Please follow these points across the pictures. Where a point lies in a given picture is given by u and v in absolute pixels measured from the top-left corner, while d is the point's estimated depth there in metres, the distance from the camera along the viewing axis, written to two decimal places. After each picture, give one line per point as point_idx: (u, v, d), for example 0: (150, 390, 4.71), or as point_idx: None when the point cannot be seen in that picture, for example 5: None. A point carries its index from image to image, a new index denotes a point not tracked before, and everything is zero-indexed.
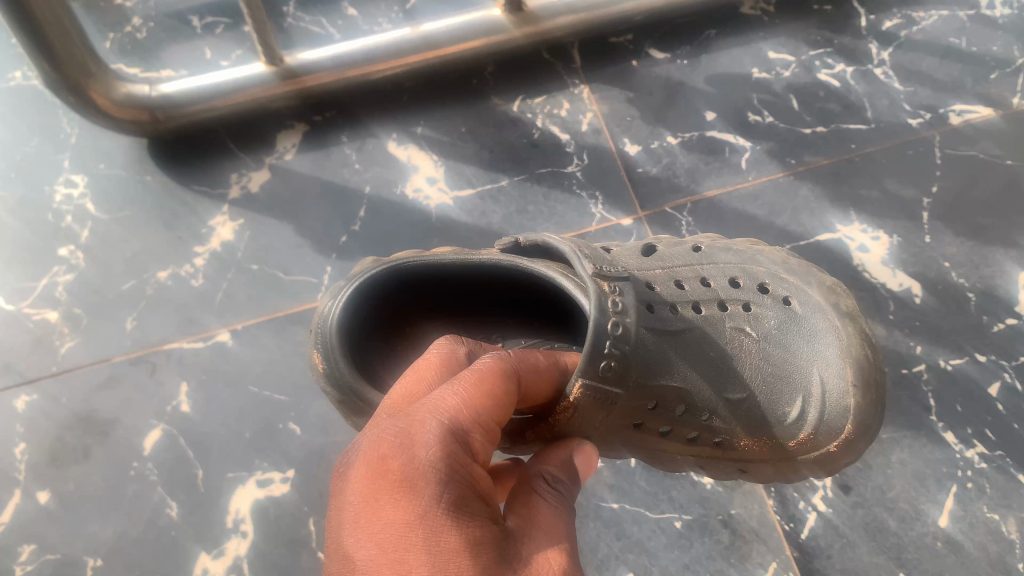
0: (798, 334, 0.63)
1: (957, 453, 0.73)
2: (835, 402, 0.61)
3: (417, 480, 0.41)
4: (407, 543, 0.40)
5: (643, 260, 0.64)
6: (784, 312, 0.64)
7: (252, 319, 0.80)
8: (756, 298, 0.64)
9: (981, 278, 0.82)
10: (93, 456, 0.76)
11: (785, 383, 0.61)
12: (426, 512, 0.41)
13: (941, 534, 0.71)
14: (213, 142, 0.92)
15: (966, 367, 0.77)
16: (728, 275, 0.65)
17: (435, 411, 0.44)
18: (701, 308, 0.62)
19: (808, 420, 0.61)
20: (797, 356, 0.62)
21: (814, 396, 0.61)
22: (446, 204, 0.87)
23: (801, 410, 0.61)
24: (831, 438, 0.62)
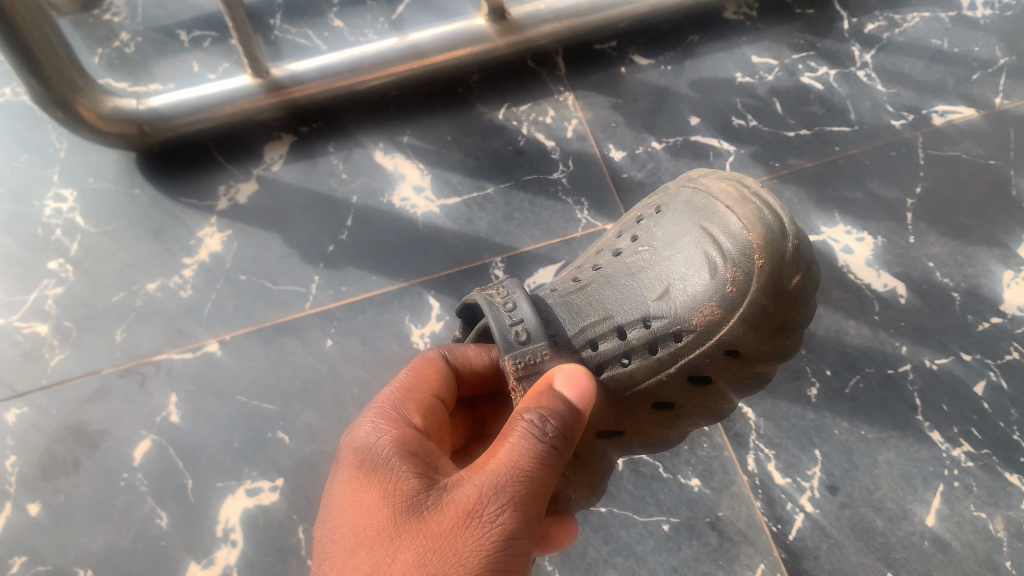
0: (666, 220, 0.59)
1: (943, 452, 0.74)
2: (723, 231, 0.54)
3: (367, 454, 0.49)
4: (358, 504, 0.47)
5: (562, 267, 0.68)
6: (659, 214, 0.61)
7: (241, 329, 0.81)
8: (635, 223, 0.63)
9: (965, 277, 0.82)
10: (83, 467, 0.76)
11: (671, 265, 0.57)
12: (367, 474, 0.48)
13: (929, 533, 0.71)
14: (202, 154, 0.92)
15: (952, 366, 0.77)
16: (623, 228, 0.65)
17: (382, 404, 0.53)
18: (598, 263, 0.63)
19: (711, 264, 0.54)
20: (670, 239, 0.58)
21: (702, 244, 0.55)
22: (432, 212, 0.88)
23: (698, 266, 0.55)
24: (747, 259, 0.52)
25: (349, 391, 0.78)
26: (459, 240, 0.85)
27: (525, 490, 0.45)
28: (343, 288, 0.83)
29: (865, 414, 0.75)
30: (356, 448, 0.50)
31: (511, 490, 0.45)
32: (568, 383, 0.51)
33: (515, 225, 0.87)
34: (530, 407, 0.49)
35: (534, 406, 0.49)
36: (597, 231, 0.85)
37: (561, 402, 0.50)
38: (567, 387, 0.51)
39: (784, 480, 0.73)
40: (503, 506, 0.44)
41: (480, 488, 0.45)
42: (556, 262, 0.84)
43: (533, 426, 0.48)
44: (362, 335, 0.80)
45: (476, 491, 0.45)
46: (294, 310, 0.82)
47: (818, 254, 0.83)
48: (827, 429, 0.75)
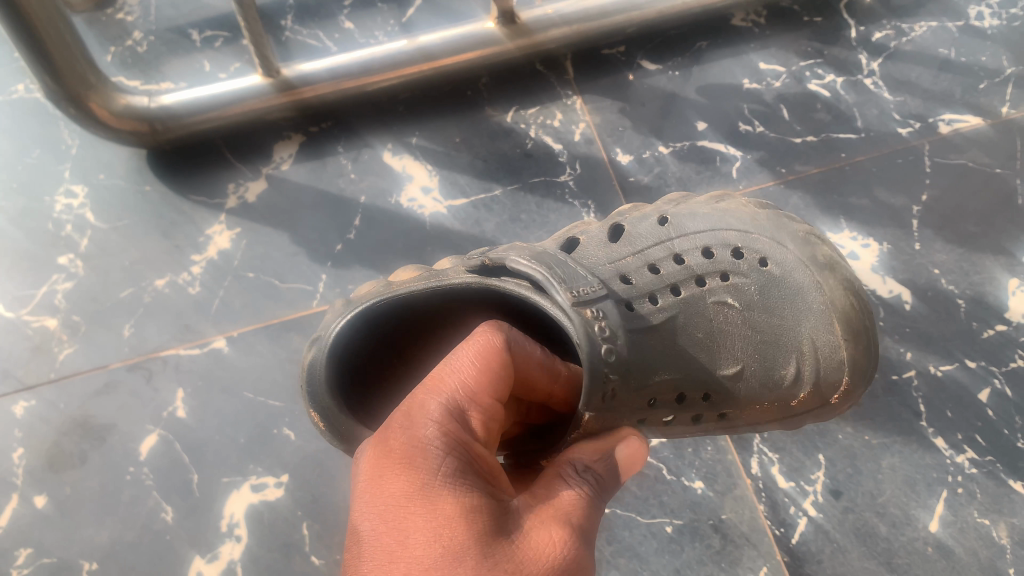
0: (779, 295, 0.65)
1: (947, 458, 0.74)
2: (827, 356, 0.66)
3: (416, 454, 0.44)
4: (406, 512, 0.42)
5: (610, 249, 0.66)
6: (762, 276, 0.66)
7: (248, 326, 0.81)
8: (732, 266, 0.66)
9: (971, 284, 0.82)
10: (90, 461, 0.77)
11: (776, 347, 0.65)
12: (427, 483, 0.43)
13: (932, 539, 0.71)
14: (212, 153, 0.93)
15: (956, 373, 0.77)
16: (700, 246, 0.66)
17: (436, 392, 0.46)
18: (679, 291, 0.64)
19: (806, 376, 0.65)
20: (783, 320, 0.65)
21: (806, 354, 0.65)
22: (440, 212, 0.88)
23: (797, 369, 0.65)
24: (831, 390, 0.66)
25: None
26: (466, 241, 0.86)
27: (587, 542, 0.46)
28: (350, 287, 0.83)
29: (869, 420, 0.75)
30: (417, 443, 0.44)
31: (580, 538, 0.45)
32: (626, 453, 0.54)
33: (522, 226, 0.87)
34: (579, 454, 0.51)
35: (587, 460, 0.51)
36: None
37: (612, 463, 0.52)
38: (621, 453, 0.53)
39: (788, 484, 0.73)
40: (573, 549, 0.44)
41: (557, 527, 0.44)
42: None
43: (587, 480, 0.49)
44: None
45: (553, 527, 0.44)
46: (300, 308, 0.82)
47: None
48: (831, 434, 0.75)
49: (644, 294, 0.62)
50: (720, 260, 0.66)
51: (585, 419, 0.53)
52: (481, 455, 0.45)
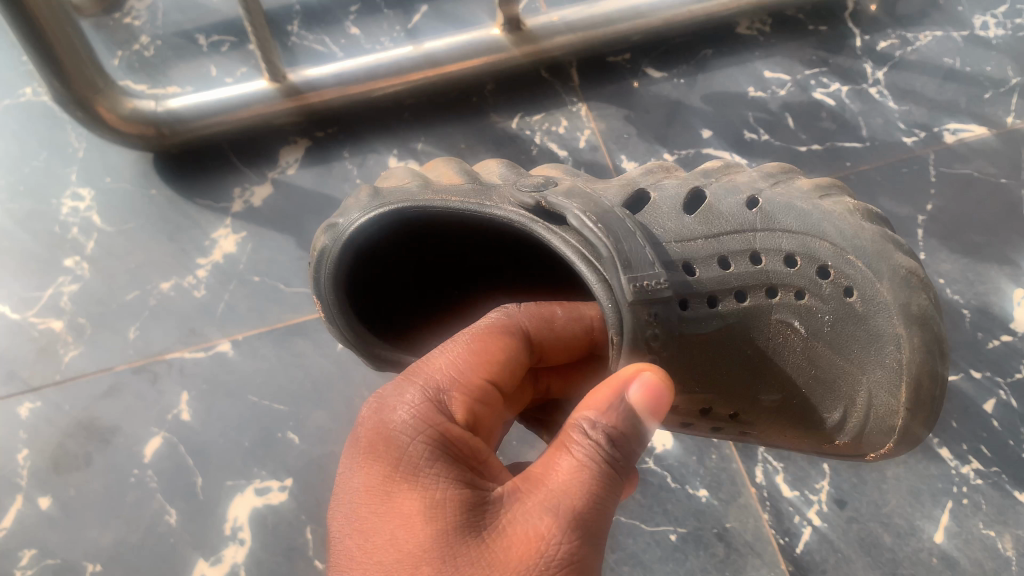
0: (854, 327, 0.58)
1: (952, 469, 0.73)
2: (879, 412, 0.58)
3: (402, 454, 0.47)
4: (393, 524, 0.45)
5: (683, 226, 0.59)
6: (841, 306, 0.58)
7: (253, 330, 0.82)
8: (812, 284, 0.58)
9: (975, 294, 0.82)
10: (94, 463, 0.77)
11: (827, 386, 0.58)
12: (412, 494, 0.45)
13: (936, 550, 0.71)
14: (218, 157, 0.93)
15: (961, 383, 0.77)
16: (785, 251, 0.59)
17: (428, 373, 0.53)
18: (745, 296, 0.57)
19: (848, 428, 0.58)
20: (846, 361, 0.58)
21: (857, 408, 0.58)
22: None
23: (841, 418, 0.58)
24: (872, 443, 0.59)
25: (358, 394, 0.79)
26: None
27: (587, 514, 0.44)
28: None
29: None
30: (398, 434, 0.48)
31: (578, 518, 0.44)
32: (643, 392, 0.48)
33: None
34: (589, 412, 0.48)
35: (598, 421, 0.47)
36: None
37: (625, 423, 0.48)
38: (639, 393, 0.48)
39: (792, 493, 0.73)
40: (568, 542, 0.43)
41: (546, 515, 0.44)
42: None
43: (595, 447, 0.47)
44: None
45: (541, 518, 0.44)
46: (306, 313, 0.82)
47: None
48: None
49: (704, 294, 0.55)
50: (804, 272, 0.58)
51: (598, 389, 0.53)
52: (450, 448, 0.48)
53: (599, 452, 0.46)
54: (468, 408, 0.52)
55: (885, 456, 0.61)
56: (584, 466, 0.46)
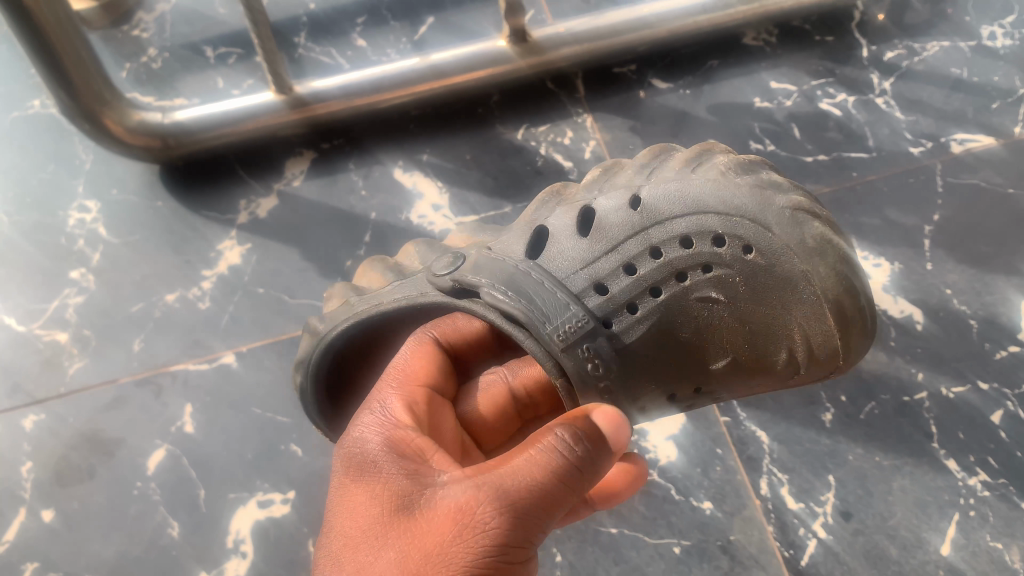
0: (768, 280, 0.54)
1: (959, 480, 0.73)
2: (816, 337, 0.55)
3: (360, 460, 0.52)
4: (354, 518, 0.49)
5: (583, 247, 0.58)
6: (745, 266, 0.54)
7: (258, 342, 0.81)
8: (711, 252, 0.55)
9: (983, 305, 0.82)
10: (98, 475, 0.77)
11: (764, 336, 0.56)
12: (367, 493, 0.50)
13: (944, 563, 0.70)
14: (225, 169, 0.94)
15: (968, 395, 0.77)
16: (680, 233, 0.55)
17: (384, 386, 0.57)
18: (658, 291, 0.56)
19: (794, 359, 0.57)
20: (770, 309, 0.55)
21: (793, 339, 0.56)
22: (450, 229, 0.88)
23: (785, 353, 0.57)
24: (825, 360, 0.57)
25: None
26: None
27: (527, 505, 0.46)
28: None
29: (880, 441, 0.75)
30: (359, 443, 0.53)
31: (516, 498, 0.46)
32: (608, 421, 0.50)
33: None
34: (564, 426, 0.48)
35: (564, 429, 0.49)
36: None
37: (590, 435, 0.49)
38: (602, 418, 0.50)
39: (797, 505, 0.72)
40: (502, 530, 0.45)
41: (478, 489, 0.47)
42: None
43: (555, 447, 0.48)
44: None
45: (478, 502, 0.46)
46: None
47: None
48: (842, 455, 0.74)
49: (616, 306, 0.56)
50: (686, 241, 0.56)
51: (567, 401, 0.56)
52: (403, 449, 0.52)
53: (560, 453, 0.48)
54: (417, 412, 0.56)
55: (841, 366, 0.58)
56: (540, 457, 0.47)
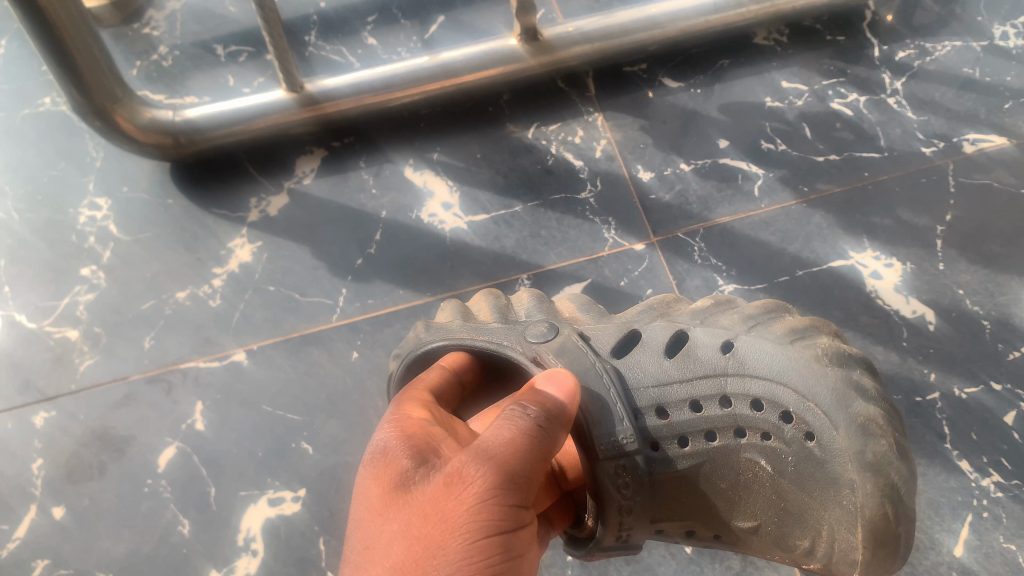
0: (819, 484, 0.58)
1: (972, 482, 0.72)
2: (842, 553, 0.58)
3: (398, 481, 0.50)
4: (392, 538, 0.47)
5: (670, 369, 0.61)
6: (802, 450, 0.58)
7: (268, 339, 0.82)
8: (777, 430, 0.59)
9: (996, 305, 0.81)
10: (108, 472, 0.76)
11: (793, 518, 0.59)
12: (407, 502, 0.49)
13: (957, 564, 0.69)
14: (236, 167, 0.94)
15: (981, 396, 0.76)
16: (751, 396, 0.60)
17: (411, 417, 0.56)
18: (715, 436, 0.59)
19: (817, 554, 0.59)
20: (812, 504, 0.58)
21: (821, 538, 0.58)
22: (460, 228, 0.88)
23: (810, 545, 0.59)
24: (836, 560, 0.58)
25: (373, 403, 0.79)
26: (486, 257, 0.86)
27: (523, 469, 0.48)
28: (370, 301, 0.84)
29: None
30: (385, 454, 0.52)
31: (513, 475, 0.48)
32: (554, 387, 0.54)
33: (542, 242, 0.87)
34: (518, 402, 0.52)
35: (525, 404, 0.51)
36: (624, 250, 0.86)
37: (546, 402, 0.52)
38: (552, 386, 0.54)
39: None
40: (513, 502, 0.47)
41: (478, 470, 0.48)
42: (582, 280, 0.85)
43: (517, 416, 0.51)
44: (387, 348, 0.81)
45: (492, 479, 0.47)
46: (321, 322, 0.83)
47: (846, 281, 0.83)
48: None
49: (675, 435, 0.59)
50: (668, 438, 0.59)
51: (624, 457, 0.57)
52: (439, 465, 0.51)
53: (523, 420, 0.50)
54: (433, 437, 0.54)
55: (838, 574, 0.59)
56: (518, 426, 0.50)
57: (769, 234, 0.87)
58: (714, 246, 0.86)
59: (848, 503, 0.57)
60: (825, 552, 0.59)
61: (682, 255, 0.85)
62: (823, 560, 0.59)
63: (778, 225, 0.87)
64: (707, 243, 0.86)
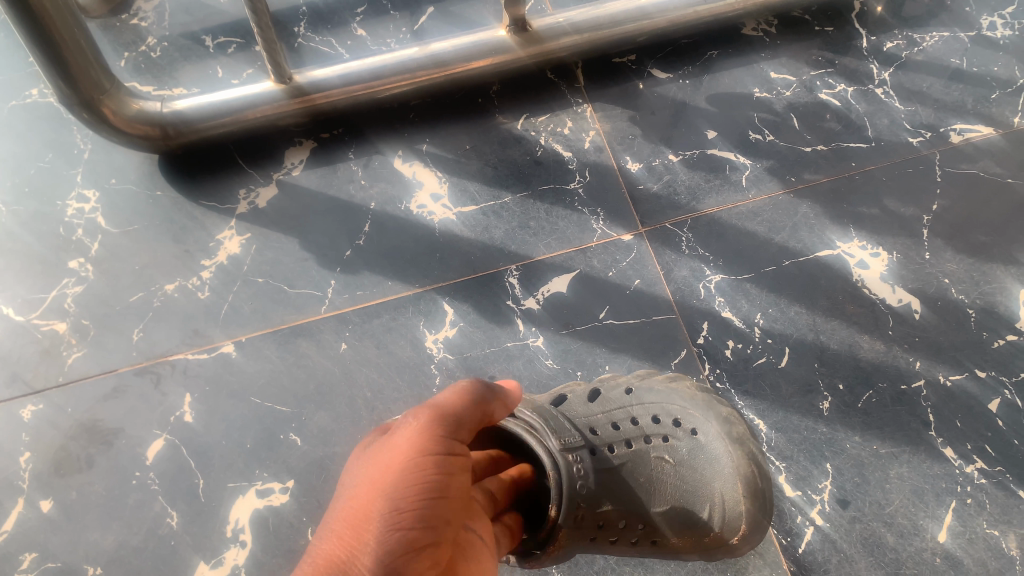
0: (706, 460, 0.71)
1: (957, 469, 0.73)
2: (732, 507, 0.69)
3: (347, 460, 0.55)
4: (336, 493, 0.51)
5: (587, 407, 0.73)
6: (693, 444, 0.72)
7: (257, 331, 0.82)
8: (671, 431, 0.73)
9: (981, 294, 0.82)
10: (97, 465, 0.76)
11: (694, 496, 0.70)
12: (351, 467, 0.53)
13: (940, 550, 0.69)
14: (225, 157, 0.94)
15: (966, 384, 0.77)
16: (652, 412, 0.73)
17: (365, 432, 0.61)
18: (631, 443, 0.71)
19: (715, 521, 0.68)
20: (703, 478, 0.70)
21: (716, 503, 0.69)
22: (449, 219, 0.89)
23: (709, 516, 0.69)
24: (731, 531, 0.69)
25: (362, 394, 0.79)
26: (475, 248, 0.86)
27: (453, 414, 0.53)
28: (358, 292, 0.84)
29: (878, 429, 0.75)
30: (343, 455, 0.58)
31: (437, 419, 0.52)
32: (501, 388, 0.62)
33: (531, 233, 0.87)
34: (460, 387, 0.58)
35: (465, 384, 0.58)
36: (612, 241, 0.86)
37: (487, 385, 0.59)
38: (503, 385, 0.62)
39: (795, 494, 0.72)
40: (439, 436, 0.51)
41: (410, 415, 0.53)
42: (571, 270, 0.85)
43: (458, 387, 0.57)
44: (376, 339, 0.82)
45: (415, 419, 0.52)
46: (309, 313, 0.83)
47: (832, 270, 0.84)
48: (839, 443, 0.74)
49: (604, 443, 0.70)
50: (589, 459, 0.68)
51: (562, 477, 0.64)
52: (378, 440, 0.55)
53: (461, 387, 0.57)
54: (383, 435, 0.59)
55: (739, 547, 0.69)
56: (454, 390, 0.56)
57: (757, 224, 0.87)
58: (702, 237, 0.86)
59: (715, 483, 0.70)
60: (721, 513, 0.69)
61: (670, 245, 0.86)
62: (719, 527, 0.68)
63: (765, 215, 0.87)
64: (695, 233, 0.86)
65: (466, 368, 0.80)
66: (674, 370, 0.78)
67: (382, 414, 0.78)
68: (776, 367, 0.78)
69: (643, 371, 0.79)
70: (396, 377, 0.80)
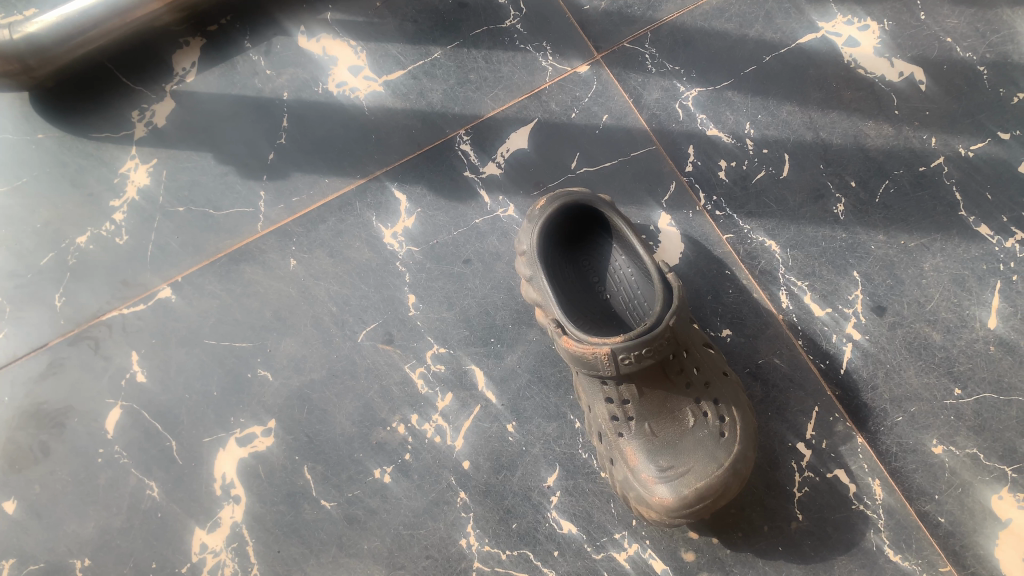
0: (731, 430, 0.56)
1: (996, 246, 0.66)
2: (689, 485, 0.54)
3: None
4: None
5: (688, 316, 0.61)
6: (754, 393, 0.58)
7: (192, 266, 0.72)
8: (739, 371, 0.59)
9: (990, 47, 0.72)
10: (52, 452, 0.67)
11: (675, 451, 0.55)
12: None
13: (993, 337, 0.63)
14: (103, 79, 0.77)
15: (990, 150, 0.68)
16: None
17: None
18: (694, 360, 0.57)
19: (663, 482, 0.54)
20: (704, 448, 0.55)
21: (683, 473, 0.54)
22: (376, 92, 0.76)
23: (669, 473, 0.54)
24: (665, 510, 0.54)
25: (327, 310, 0.70)
26: (413, 119, 0.75)
27: None
28: (295, 199, 0.73)
29: (902, 222, 0.67)
30: None
31: None
32: None
33: (473, 88, 0.75)
34: None
35: None
36: (567, 77, 0.75)
37: None
38: None
39: (824, 313, 0.65)
40: None
41: None
42: (527, 122, 0.74)
43: None
44: (327, 247, 0.72)
45: None
46: (246, 233, 0.72)
47: (820, 56, 0.73)
48: (862, 246, 0.67)
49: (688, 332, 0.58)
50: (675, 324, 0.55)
51: (658, 335, 0.52)
52: None
53: None
54: None
55: (655, 516, 0.55)
56: None
57: (725, 22, 0.75)
58: (667, 50, 0.75)
59: (683, 474, 0.54)
60: (684, 477, 0.54)
61: (633, 68, 0.74)
62: (665, 488, 0.54)
63: (733, 9, 0.75)
64: (658, 47, 0.75)
65: (435, 258, 0.71)
66: (666, 206, 0.69)
67: (354, 326, 0.69)
68: (778, 179, 0.69)
69: (633, 216, 0.69)
70: (361, 284, 0.70)
